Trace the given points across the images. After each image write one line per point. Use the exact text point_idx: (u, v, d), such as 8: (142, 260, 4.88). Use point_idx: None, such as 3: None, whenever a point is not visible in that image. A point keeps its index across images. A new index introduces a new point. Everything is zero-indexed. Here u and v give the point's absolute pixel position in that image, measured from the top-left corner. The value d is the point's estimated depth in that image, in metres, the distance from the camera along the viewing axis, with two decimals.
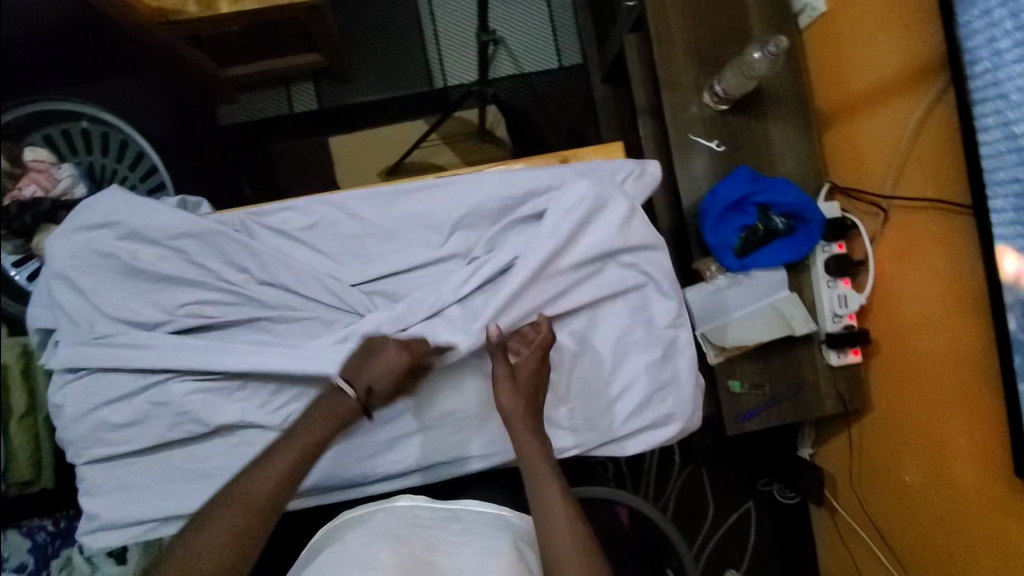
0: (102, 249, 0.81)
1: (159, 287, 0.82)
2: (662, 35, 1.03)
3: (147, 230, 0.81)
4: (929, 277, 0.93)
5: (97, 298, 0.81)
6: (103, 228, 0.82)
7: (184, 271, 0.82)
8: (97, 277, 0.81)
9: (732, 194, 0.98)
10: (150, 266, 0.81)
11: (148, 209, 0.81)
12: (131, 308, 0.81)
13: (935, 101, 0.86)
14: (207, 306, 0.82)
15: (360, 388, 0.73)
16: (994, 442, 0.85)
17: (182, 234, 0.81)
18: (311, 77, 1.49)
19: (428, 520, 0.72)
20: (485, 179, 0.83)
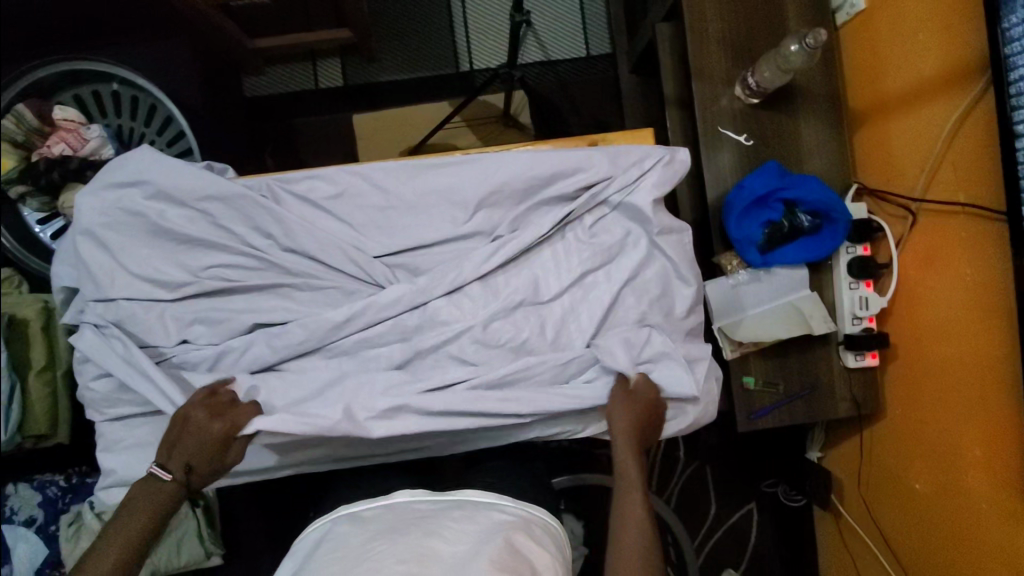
0: (132, 209, 0.81)
1: (184, 248, 0.83)
2: (697, 26, 1.02)
3: (176, 191, 0.81)
4: (955, 284, 0.91)
5: (123, 256, 0.81)
6: (133, 186, 0.82)
7: (209, 234, 0.82)
8: (125, 236, 0.82)
9: (759, 188, 0.97)
10: (177, 228, 0.81)
11: (176, 170, 0.81)
12: (155, 268, 0.82)
13: (973, 104, 0.84)
14: (231, 270, 0.83)
15: (174, 471, 0.75)
16: (1009, 454, 0.84)
17: (209, 197, 0.81)
18: (338, 54, 1.50)
19: (426, 512, 0.69)
20: (511, 158, 0.83)
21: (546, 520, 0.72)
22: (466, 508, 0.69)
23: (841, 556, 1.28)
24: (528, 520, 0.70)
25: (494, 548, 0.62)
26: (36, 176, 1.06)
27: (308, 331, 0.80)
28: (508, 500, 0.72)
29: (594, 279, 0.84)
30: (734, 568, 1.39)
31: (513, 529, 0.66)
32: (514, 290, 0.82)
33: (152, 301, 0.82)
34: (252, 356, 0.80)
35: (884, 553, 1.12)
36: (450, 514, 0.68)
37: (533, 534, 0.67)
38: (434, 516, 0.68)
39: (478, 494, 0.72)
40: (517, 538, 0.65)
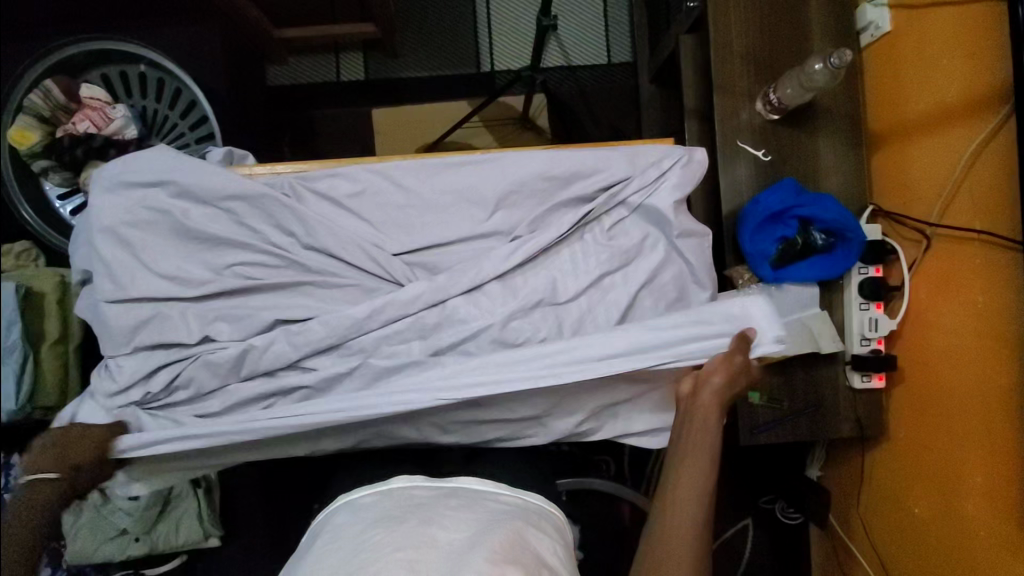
0: (155, 207, 0.79)
1: (207, 247, 0.80)
2: (721, 39, 1.03)
3: (198, 189, 0.78)
4: (967, 311, 0.91)
5: (146, 255, 0.79)
6: (154, 186, 0.79)
7: (232, 232, 0.79)
8: (148, 234, 0.79)
9: (774, 205, 0.97)
10: (201, 226, 0.78)
11: (199, 167, 0.78)
12: (178, 266, 0.79)
13: (995, 130, 0.84)
14: (253, 268, 0.80)
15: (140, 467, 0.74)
16: (1013, 484, 0.84)
17: (232, 196, 0.79)
18: (361, 48, 1.51)
19: (423, 498, 0.69)
20: (531, 158, 0.83)
21: (541, 505, 0.74)
22: (466, 499, 0.70)
23: None
24: (525, 509, 0.71)
25: (494, 536, 0.62)
26: (60, 151, 1.08)
27: (329, 328, 0.77)
28: (500, 488, 0.73)
29: (608, 286, 0.84)
30: None
31: (510, 519, 0.67)
32: (529, 290, 0.82)
33: (172, 299, 0.79)
34: (272, 352, 0.77)
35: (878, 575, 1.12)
36: (445, 503, 0.69)
37: (531, 523, 0.68)
38: (432, 503, 0.68)
39: (471, 481, 0.73)
40: (519, 530, 0.65)
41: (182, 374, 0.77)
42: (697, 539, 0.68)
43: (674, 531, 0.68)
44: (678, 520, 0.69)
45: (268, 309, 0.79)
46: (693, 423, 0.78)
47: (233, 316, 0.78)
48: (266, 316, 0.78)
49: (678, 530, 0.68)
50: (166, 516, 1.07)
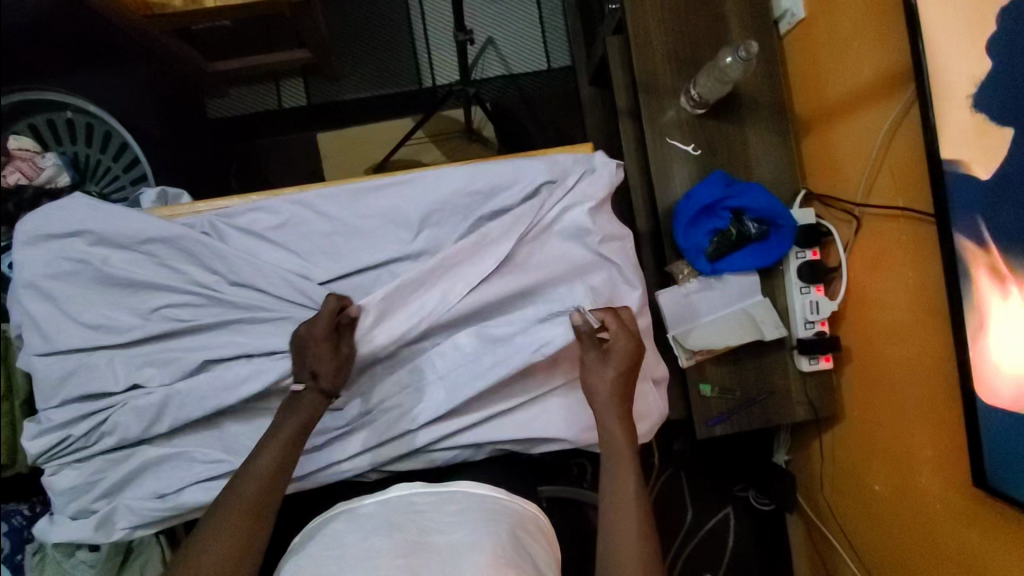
0: (76, 257, 0.77)
1: (130, 292, 0.79)
2: (641, 39, 1.04)
3: (117, 235, 0.78)
4: (897, 287, 0.93)
5: (70, 305, 0.77)
6: (74, 235, 0.78)
7: (157, 275, 0.79)
8: (72, 284, 0.78)
9: (706, 198, 0.98)
10: (121, 272, 0.77)
11: (116, 213, 0.77)
12: (101, 315, 0.77)
13: (905, 109, 0.86)
14: (180, 309, 0.79)
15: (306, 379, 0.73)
16: (958, 455, 0.85)
17: (153, 238, 0.78)
18: (300, 74, 1.51)
19: (424, 506, 0.69)
20: (451, 174, 0.84)
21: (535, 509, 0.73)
22: (465, 501, 0.69)
23: (812, 561, 1.28)
24: (523, 513, 0.70)
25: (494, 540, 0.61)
26: None
27: (259, 363, 0.77)
28: (500, 491, 0.72)
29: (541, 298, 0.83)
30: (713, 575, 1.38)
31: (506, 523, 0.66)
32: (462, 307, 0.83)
33: (99, 348, 0.77)
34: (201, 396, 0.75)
35: (851, 556, 1.12)
36: (445, 509, 0.68)
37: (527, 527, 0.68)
38: (431, 510, 0.68)
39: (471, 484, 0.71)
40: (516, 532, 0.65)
41: (111, 424, 0.75)
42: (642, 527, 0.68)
43: (626, 528, 0.67)
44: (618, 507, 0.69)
45: (197, 350, 0.79)
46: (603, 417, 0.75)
47: (163, 359, 0.78)
48: (197, 357, 0.78)
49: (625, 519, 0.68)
50: None
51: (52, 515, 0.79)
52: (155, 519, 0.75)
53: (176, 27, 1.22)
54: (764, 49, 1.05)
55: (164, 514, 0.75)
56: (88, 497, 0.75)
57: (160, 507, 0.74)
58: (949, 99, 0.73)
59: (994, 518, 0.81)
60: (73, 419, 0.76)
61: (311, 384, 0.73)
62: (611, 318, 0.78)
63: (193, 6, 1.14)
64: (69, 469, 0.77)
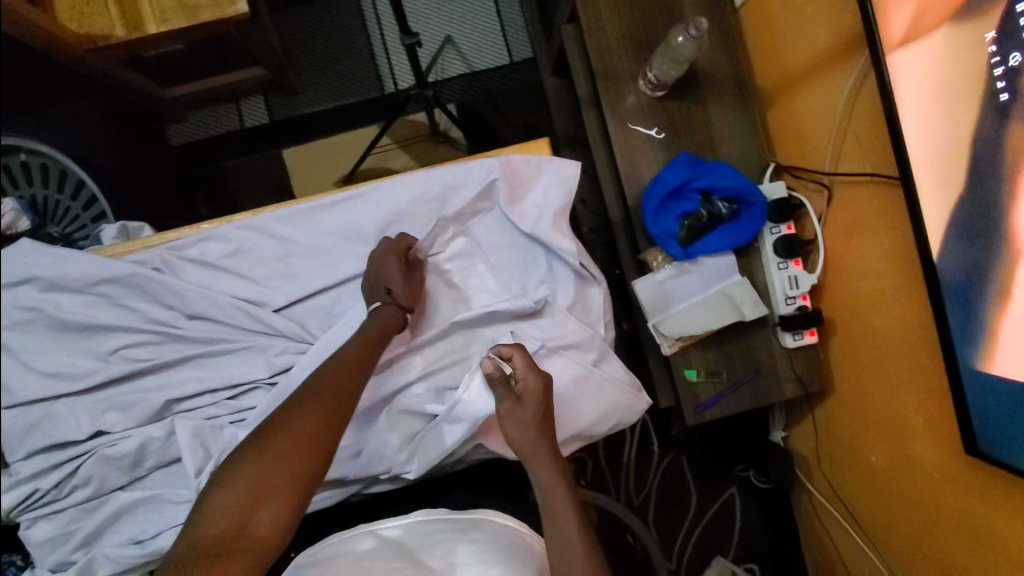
0: (27, 305, 0.75)
1: (88, 336, 0.77)
2: (593, 25, 1.01)
3: (66, 279, 0.76)
4: (874, 255, 0.91)
5: (26, 355, 0.75)
6: (22, 283, 0.76)
7: (112, 316, 0.77)
8: (25, 334, 0.76)
9: (671, 182, 0.96)
10: (76, 316, 0.76)
11: (64, 257, 0.76)
12: (61, 362, 0.76)
13: (864, 74, 0.84)
14: (141, 348, 0.78)
15: (383, 295, 0.76)
16: (950, 420, 0.84)
17: (104, 279, 0.76)
18: (259, 91, 1.48)
19: (444, 535, 0.67)
20: (405, 184, 0.82)
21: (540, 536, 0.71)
22: (488, 530, 0.68)
23: (818, 534, 1.27)
24: (530, 538, 0.69)
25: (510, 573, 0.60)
26: None
27: None
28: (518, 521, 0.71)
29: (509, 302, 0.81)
30: (722, 556, 1.37)
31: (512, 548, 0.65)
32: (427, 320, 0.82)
33: (62, 396, 0.76)
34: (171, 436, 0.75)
35: (855, 529, 1.11)
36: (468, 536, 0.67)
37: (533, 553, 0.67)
38: (453, 539, 0.66)
39: (497, 516, 0.70)
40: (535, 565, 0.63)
41: (81, 474, 0.74)
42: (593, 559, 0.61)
43: (569, 550, 0.62)
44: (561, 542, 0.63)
45: (162, 388, 0.78)
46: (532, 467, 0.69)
47: (129, 400, 0.77)
48: (164, 395, 0.77)
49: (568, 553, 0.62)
50: None
51: (31, 568, 0.78)
52: (134, 563, 0.74)
53: (123, 56, 1.19)
54: (720, 23, 1.02)
55: (143, 559, 0.74)
56: (66, 548, 0.74)
57: (139, 551, 0.73)
58: (903, 69, 0.72)
59: (992, 482, 0.79)
60: (41, 471, 0.75)
61: (387, 300, 0.76)
62: (518, 357, 0.72)
63: (135, 34, 1.11)
64: (41, 522, 0.75)
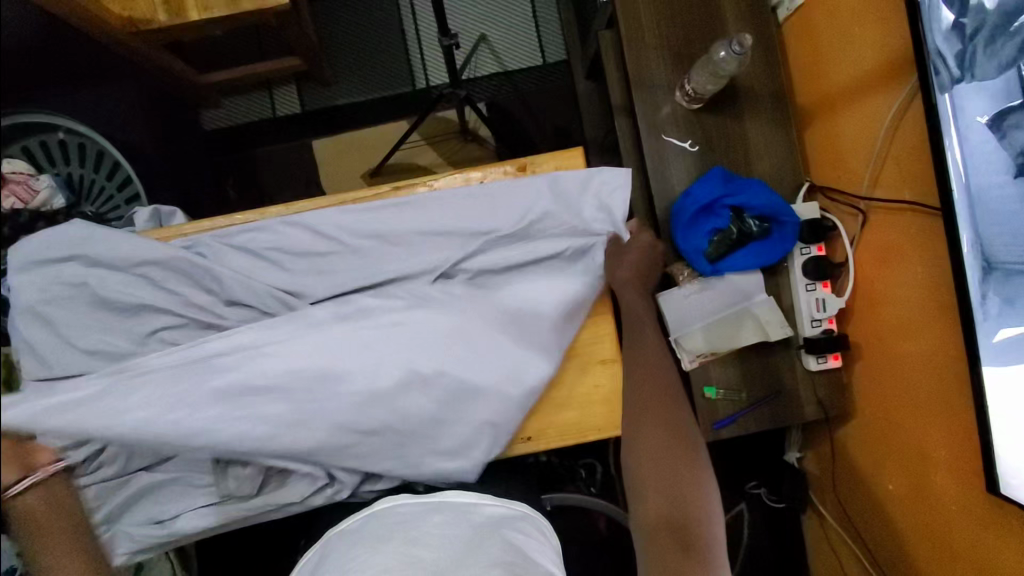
0: (70, 281, 0.78)
1: (129, 316, 0.80)
2: (634, 33, 1.00)
3: (111, 259, 0.79)
4: (906, 281, 0.90)
5: (65, 331, 0.78)
6: (69, 259, 0.79)
7: (150, 298, 0.79)
8: (65, 311, 0.78)
9: (702, 197, 0.96)
10: (115, 296, 0.78)
11: (106, 239, 0.78)
12: (99, 340, 0.78)
13: (908, 100, 0.82)
14: (177, 332, 0.80)
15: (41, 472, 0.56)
16: (970, 452, 0.83)
17: (146, 261, 0.79)
18: (293, 81, 1.49)
19: (405, 514, 0.69)
20: (446, 190, 0.84)
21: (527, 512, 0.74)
22: (450, 513, 0.70)
23: (829, 559, 1.25)
24: (506, 519, 0.71)
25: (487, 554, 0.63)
26: None
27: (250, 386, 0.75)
28: (485, 499, 0.74)
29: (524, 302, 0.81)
30: None
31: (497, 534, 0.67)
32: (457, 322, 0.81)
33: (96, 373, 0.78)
34: None
35: (866, 557, 1.10)
36: (429, 518, 0.69)
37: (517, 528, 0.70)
38: (412, 521, 0.67)
39: (453, 495, 0.73)
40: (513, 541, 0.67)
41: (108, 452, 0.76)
42: (680, 483, 0.67)
43: (649, 454, 0.69)
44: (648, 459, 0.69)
45: None
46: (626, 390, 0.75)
47: None
48: None
49: (654, 463, 0.68)
50: None
51: None
52: (155, 541, 0.78)
53: (165, 41, 1.20)
54: (763, 38, 1.01)
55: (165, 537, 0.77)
56: None
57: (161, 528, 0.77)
58: (952, 106, 0.70)
59: (1008, 519, 0.78)
60: None
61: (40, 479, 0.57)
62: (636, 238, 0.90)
63: (177, 20, 1.13)
64: None
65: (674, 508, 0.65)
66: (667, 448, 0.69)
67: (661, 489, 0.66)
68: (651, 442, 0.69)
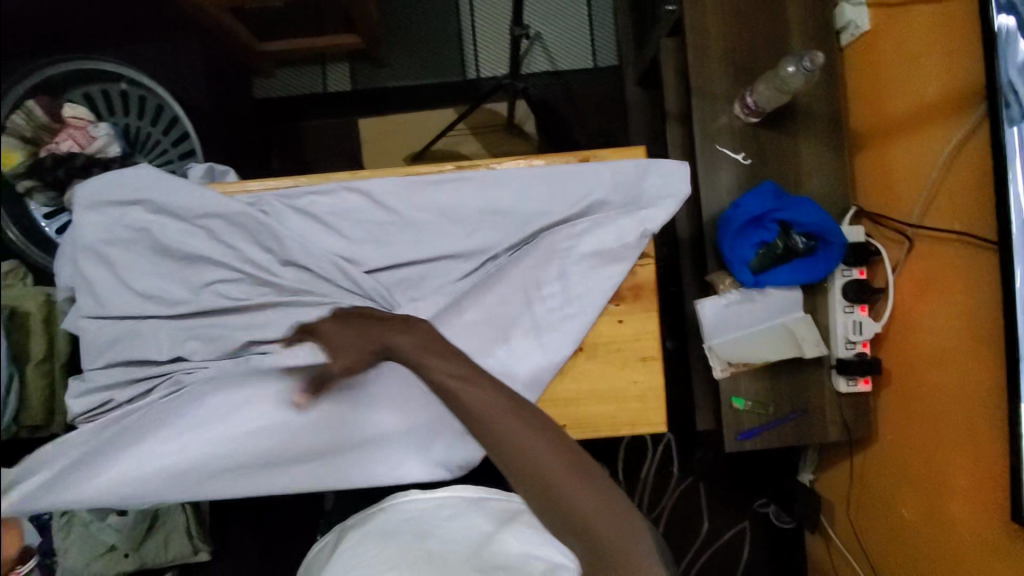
0: (133, 225, 0.79)
1: (186, 265, 0.81)
2: (700, 42, 1.02)
3: (175, 208, 0.80)
4: (948, 312, 0.90)
5: (124, 272, 0.79)
6: (132, 204, 0.80)
7: (209, 250, 0.80)
8: (126, 253, 0.80)
9: (754, 208, 0.97)
10: (176, 244, 0.79)
11: (175, 186, 0.79)
12: (155, 286, 0.80)
13: (971, 131, 0.83)
14: (231, 287, 0.81)
15: None
16: (997, 486, 0.83)
17: (208, 214, 0.80)
18: (346, 58, 1.51)
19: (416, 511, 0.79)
20: (511, 176, 0.85)
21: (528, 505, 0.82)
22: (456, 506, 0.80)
23: None
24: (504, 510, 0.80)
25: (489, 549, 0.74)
26: None
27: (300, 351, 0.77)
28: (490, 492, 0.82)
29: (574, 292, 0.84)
30: None
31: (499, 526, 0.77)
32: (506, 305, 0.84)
33: (149, 317, 0.80)
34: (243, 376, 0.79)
35: None
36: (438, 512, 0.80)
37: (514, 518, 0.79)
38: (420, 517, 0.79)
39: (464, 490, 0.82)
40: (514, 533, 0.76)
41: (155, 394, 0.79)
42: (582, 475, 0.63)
43: (542, 462, 0.62)
44: (534, 467, 0.62)
45: (241, 327, 0.80)
46: (462, 404, 0.64)
47: (210, 332, 0.80)
48: (243, 334, 0.80)
49: (547, 468, 0.62)
50: (154, 531, 1.00)
51: None
52: (194, 495, 0.80)
53: (232, 6, 1.22)
54: (826, 60, 1.02)
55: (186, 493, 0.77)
56: None
57: (191, 493, 0.77)
58: (1021, 140, 0.71)
59: None
60: (118, 384, 0.79)
61: None
62: None
63: None
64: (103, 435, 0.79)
65: (581, 506, 0.62)
66: (552, 450, 0.63)
67: (569, 484, 0.63)
68: (541, 452, 0.63)
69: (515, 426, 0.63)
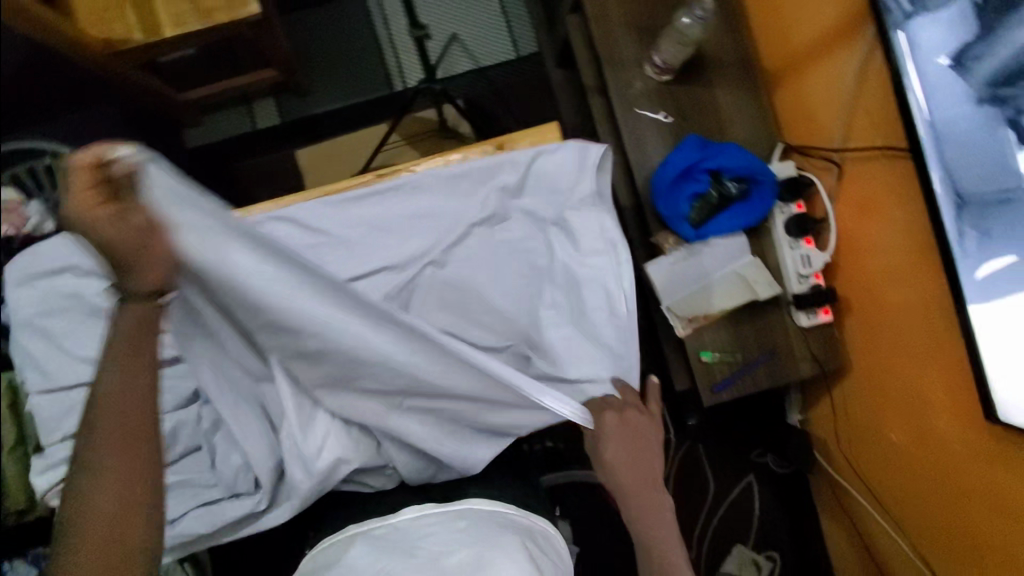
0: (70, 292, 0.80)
1: None
2: (599, 12, 1.03)
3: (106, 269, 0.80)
4: (889, 229, 0.91)
5: (66, 341, 0.79)
6: (65, 273, 0.81)
7: None
8: (63, 322, 0.79)
9: (680, 163, 0.98)
10: (113, 304, 0.79)
11: (104, 248, 0.80)
12: (97, 348, 0.79)
13: (869, 49, 0.85)
14: None
15: None
16: (969, 389, 0.84)
17: None
18: (270, 94, 1.51)
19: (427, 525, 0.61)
20: (430, 178, 0.86)
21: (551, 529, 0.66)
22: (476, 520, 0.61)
23: (838, 516, 1.27)
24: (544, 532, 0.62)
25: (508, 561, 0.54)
26: None
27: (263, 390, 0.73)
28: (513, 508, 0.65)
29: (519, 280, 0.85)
30: (742, 543, 1.37)
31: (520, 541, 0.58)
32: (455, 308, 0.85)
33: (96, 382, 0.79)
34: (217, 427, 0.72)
35: (876, 508, 1.12)
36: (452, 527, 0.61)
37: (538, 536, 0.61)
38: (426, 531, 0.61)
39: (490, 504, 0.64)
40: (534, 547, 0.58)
41: None
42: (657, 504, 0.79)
43: (626, 478, 0.79)
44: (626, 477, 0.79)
45: None
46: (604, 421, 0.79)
47: None
48: None
49: (632, 483, 0.79)
50: None
51: None
52: (197, 535, 0.77)
53: (141, 62, 1.21)
54: (724, 7, 1.03)
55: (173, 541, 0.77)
56: None
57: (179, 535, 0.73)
58: (909, 45, 0.72)
59: (1016, 452, 0.79)
60: None
61: None
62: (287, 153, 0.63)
63: (153, 38, 1.14)
64: None
65: (646, 524, 0.77)
66: (645, 475, 0.80)
67: (639, 503, 0.79)
68: (631, 471, 0.80)
69: (627, 446, 0.80)
